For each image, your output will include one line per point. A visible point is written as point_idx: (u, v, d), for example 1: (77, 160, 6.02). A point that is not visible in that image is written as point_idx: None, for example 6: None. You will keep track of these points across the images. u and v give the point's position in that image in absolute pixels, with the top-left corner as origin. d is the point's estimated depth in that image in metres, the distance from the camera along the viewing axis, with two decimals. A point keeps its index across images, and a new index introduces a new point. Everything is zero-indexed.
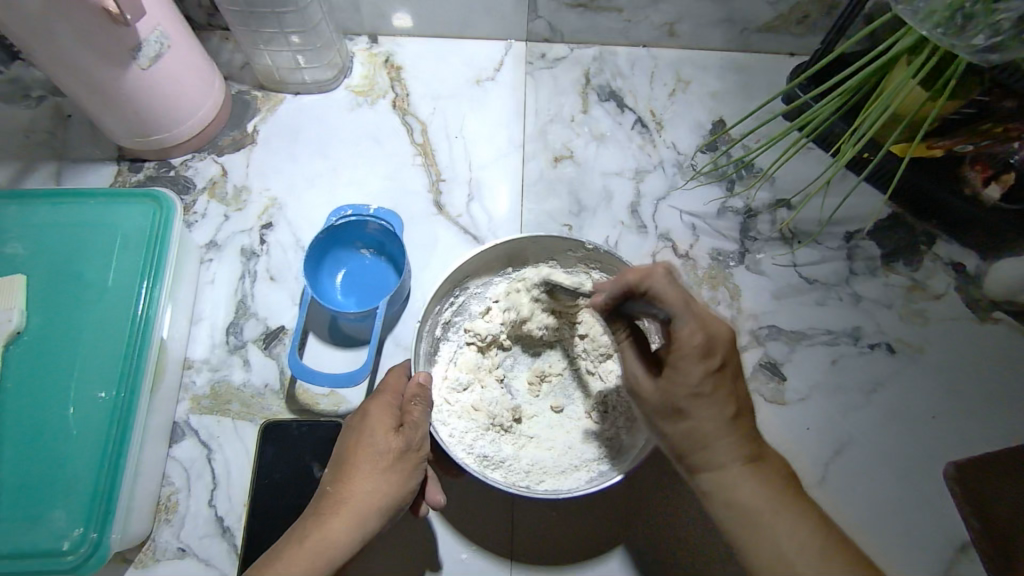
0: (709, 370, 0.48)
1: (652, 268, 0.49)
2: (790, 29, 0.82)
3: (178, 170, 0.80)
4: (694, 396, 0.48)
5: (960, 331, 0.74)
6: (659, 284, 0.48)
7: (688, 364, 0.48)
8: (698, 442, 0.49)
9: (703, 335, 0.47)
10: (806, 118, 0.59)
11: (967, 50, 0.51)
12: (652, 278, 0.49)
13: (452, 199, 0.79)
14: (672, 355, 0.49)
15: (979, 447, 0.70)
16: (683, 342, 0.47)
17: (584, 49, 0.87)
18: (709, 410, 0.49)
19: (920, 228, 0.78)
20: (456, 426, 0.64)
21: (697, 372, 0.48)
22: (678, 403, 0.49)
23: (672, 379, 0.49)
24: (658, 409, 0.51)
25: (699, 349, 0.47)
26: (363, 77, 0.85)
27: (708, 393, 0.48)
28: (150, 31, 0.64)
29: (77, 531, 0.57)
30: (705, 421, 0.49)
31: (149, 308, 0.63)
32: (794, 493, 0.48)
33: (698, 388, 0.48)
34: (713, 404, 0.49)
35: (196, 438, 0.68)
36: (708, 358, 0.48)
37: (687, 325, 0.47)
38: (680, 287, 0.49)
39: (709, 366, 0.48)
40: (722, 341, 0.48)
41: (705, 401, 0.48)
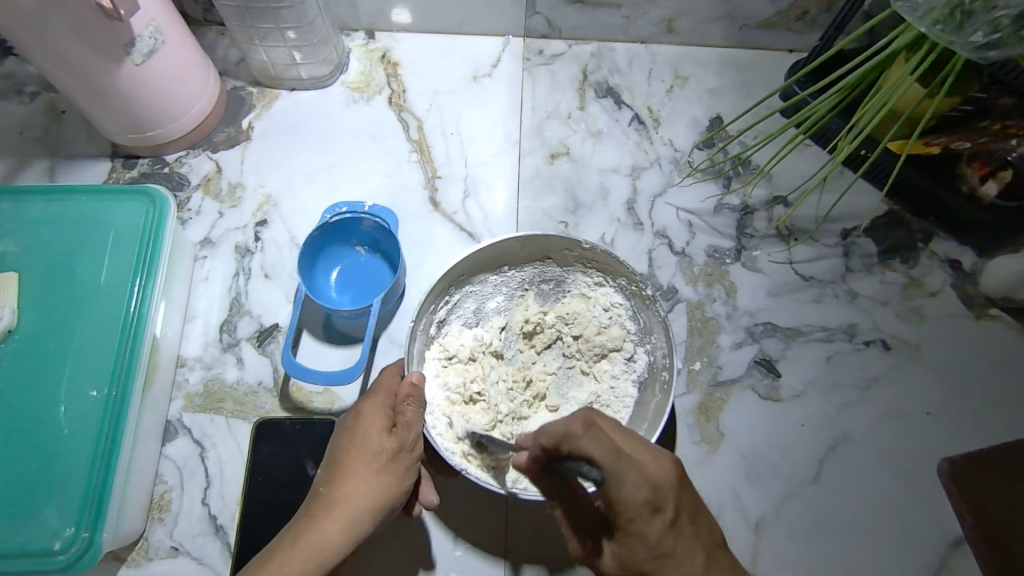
0: (665, 526, 0.43)
1: (569, 425, 0.46)
2: (790, 25, 0.82)
3: (173, 166, 0.79)
4: (659, 557, 0.43)
5: (957, 329, 0.74)
6: (583, 442, 0.45)
7: (642, 524, 0.43)
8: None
9: (648, 486, 0.43)
10: (804, 115, 0.58)
11: (966, 47, 0.50)
12: (572, 438, 0.46)
13: (448, 196, 0.79)
14: (620, 521, 0.44)
15: (975, 445, 0.70)
16: (629, 501, 0.42)
17: (581, 45, 0.87)
18: (681, 571, 0.43)
19: (918, 225, 0.77)
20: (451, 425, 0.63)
21: (655, 533, 0.43)
22: (642, 572, 0.44)
23: (630, 547, 0.44)
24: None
25: (646, 507, 0.42)
26: (360, 73, 0.85)
27: (675, 553, 0.43)
28: (144, 27, 0.64)
29: (69, 529, 0.57)
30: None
31: (142, 306, 0.63)
32: None
33: (659, 548, 0.43)
34: (691, 573, 0.43)
35: (190, 437, 0.68)
36: (656, 513, 0.43)
37: (631, 483, 0.42)
38: (606, 438, 0.45)
39: (666, 522, 0.43)
40: (667, 486, 0.43)
41: (676, 566, 0.43)
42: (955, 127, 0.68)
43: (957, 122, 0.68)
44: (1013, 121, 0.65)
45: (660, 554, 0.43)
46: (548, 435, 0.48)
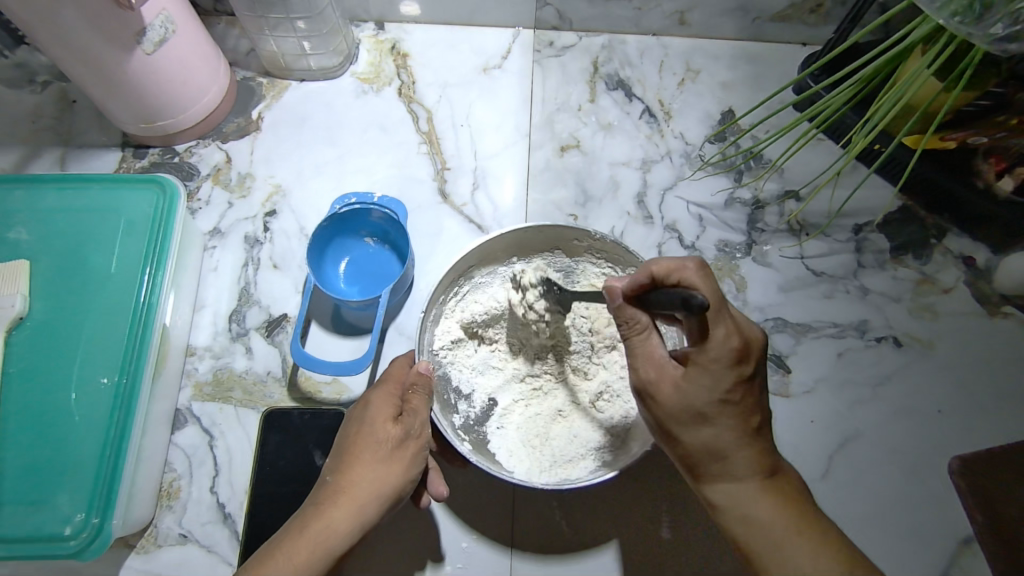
0: (740, 378, 0.49)
1: (683, 263, 0.51)
2: (804, 18, 0.81)
3: (183, 156, 0.79)
4: (721, 406, 0.49)
5: (970, 326, 0.73)
6: (690, 277, 0.50)
7: (722, 368, 0.48)
8: (715, 454, 0.50)
9: (738, 340, 0.48)
10: (818, 109, 0.57)
11: (985, 40, 0.49)
12: (683, 271, 0.50)
13: (457, 188, 0.79)
14: (701, 355, 0.49)
15: (987, 443, 0.69)
16: (717, 346, 0.48)
17: (592, 38, 0.86)
18: (731, 417, 0.50)
19: (931, 221, 0.77)
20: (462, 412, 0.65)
21: (728, 378, 0.49)
22: (701, 408, 0.50)
23: (695, 383, 0.49)
24: (677, 416, 0.50)
25: (734, 354, 0.48)
26: (370, 64, 0.85)
27: (735, 401, 0.49)
28: (155, 15, 0.64)
29: (79, 516, 0.57)
30: (727, 429, 0.50)
31: (152, 294, 0.63)
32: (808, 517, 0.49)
33: (726, 395, 0.49)
34: (716, 414, 0.49)
35: (199, 425, 0.68)
36: (717, 365, 0.48)
37: (721, 333, 0.48)
38: (713, 285, 0.50)
39: (741, 373, 0.49)
40: (754, 346, 0.49)
41: (725, 416, 0.50)
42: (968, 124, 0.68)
43: (973, 118, 0.67)
44: None
45: (709, 408, 0.49)
46: (660, 265, 0.51)
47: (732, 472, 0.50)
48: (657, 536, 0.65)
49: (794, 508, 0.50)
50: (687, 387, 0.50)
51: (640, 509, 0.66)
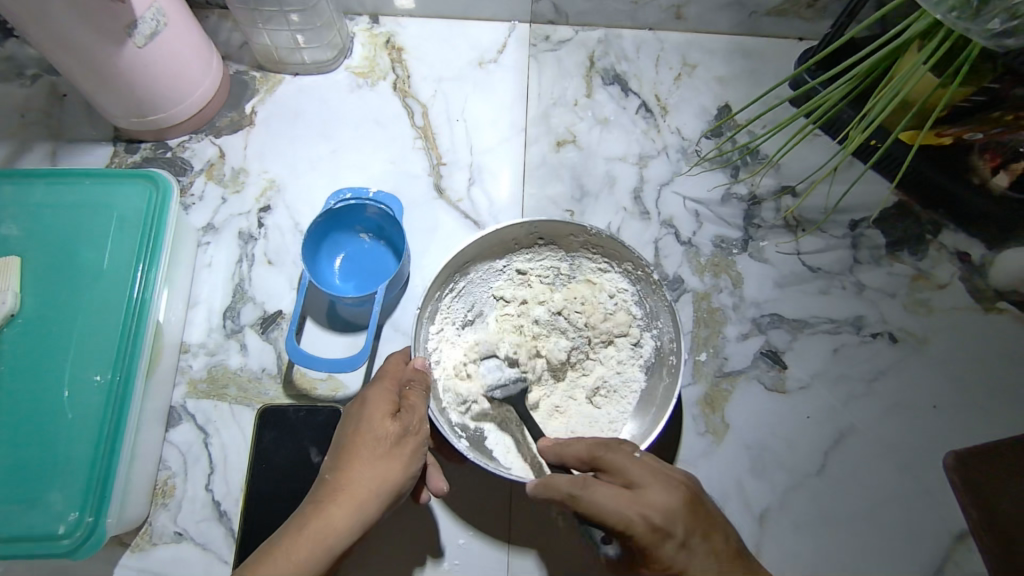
0: (685, 531, 0.48)
1: (585, 479, 0.50)
2: (801, 12, 0.80)
3: (175, 151, 0.79)
4: (688, 551, 0.48)
5: (965, 321, 0.74)
6: (599, 495, 0.49)
7: (657, 549, 0.47)
8: None
9: (660, 486, 0.49)
10: (815, 104, 0.57)
11: (983, 35, 0.49)
12: (586, 489, 0.50)
13: (452, 183, 0.78)
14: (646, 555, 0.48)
15: (981, 437, 0.70)
16: (637, 526, 0.47)
17: (588, 32, 0.86)
18: (702, 571, 0.48)
19: (927, 217, 0.77)
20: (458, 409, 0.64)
21: (671, 552, 0.48)
22: (676, 572, 0.48)
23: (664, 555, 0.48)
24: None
25: (654, 526, 0.47)
26: (364, 58, 0.84)
27: (692, 558, 0.48)
28: (146, 8, 0.63)
29: (73, 515, 0.57)
30: (709, 571, 0.48)
31: (146, 290, 0.63)
32: None
33: (676, 566, 0.48)
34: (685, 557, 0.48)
35: (193, 423, 0.68)
36: (663, 538, 0.47)
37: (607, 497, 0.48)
38: (617, 488, 0.49)
39: (677, 541, 0.47)
40: (664, 481, 0.50)
41: (695, 554, 0.48)
42: (969, 117, 0.68)
43: (968, 114, 0.68)
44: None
45: (679, 572, 0.48)
46: (563, 478, 0.51)
47: None
48: None
49: None
50: (658, 563, 0.48)
51: None
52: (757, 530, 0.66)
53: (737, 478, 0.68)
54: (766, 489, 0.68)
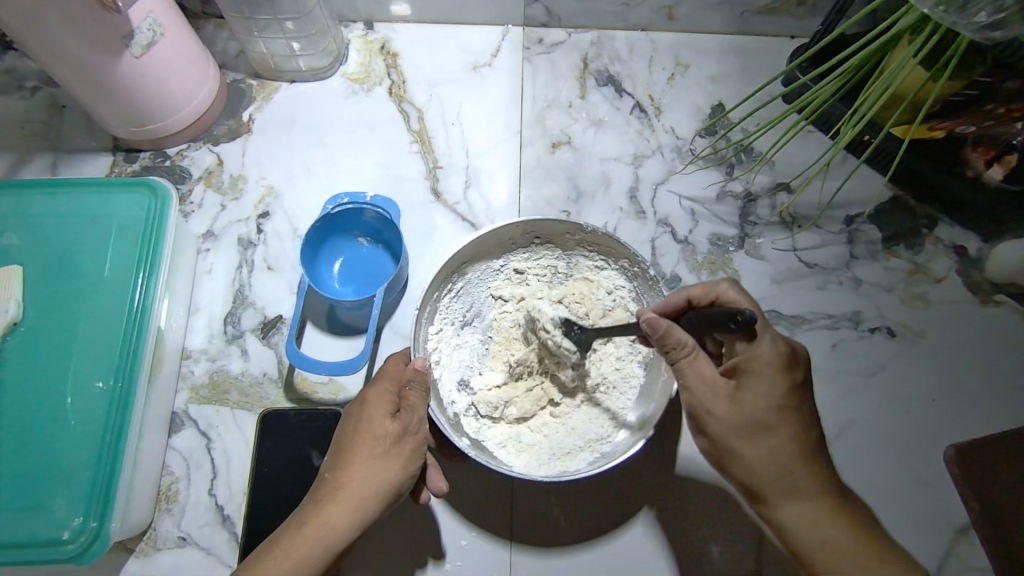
0: (794, 382, 0.51)
1: (716, 283, 0.58)
2: (792, 10, 0.81)
3: (174, 159, 0.79)
4: (778, 409, 0.51)
5: (962, 314, 0.74)
6: (729, 293, 0.57)
7: (776, 373, 0.51)
8: (781, 469, 0.50)
9: (785, 342, 0.52)
10: (806, 101, 0.58)
11: (970, 28, 0.50)
12: (719, 290, 0.57)
13: (449, 186, 0.79)
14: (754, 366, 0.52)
15: (980, 430, 0.70)
16: (766, 350, 0.51)
17: (581, 34, 0.86)
18: (790, 428, 0.51)
19: (921, 211, 0.77)
20: (459, 409, 0.64)
21: (780, 385, 0.51)
22: (757, 418, 0.51)
23: (754, 392, 0.51)
24: (735, 429, 0.51)
25: (782, 360, 0.51)
26: (359, 64, 0.85)
27: (789, 409, 0.51)
28: (143, 18, 0.64)
29: (77, 520, 0.57)
30: (788, 441, 0.50)
31: (146, 297, 0.63)
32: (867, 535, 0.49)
33: (782, 399, 0.51)
34: (768, 411, 0.51)
35: (195, 428, 0.68)
36: (791, 367, 0.52)
37: (771, 336, 0.52)
38: (748, 302, 0.56)
39: (792, 378, 0.51)
40: (800, 354, 0.53)
41: (784, 419, 0.51)
42: (958, 112, 0.68)
43: (960, 108, 0.68)
44: (1016, 104, 0.65)
45: (780, 407, 0.51)
46: (696, 288, 0.58)
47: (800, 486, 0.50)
48: (654, 529, 0.66)
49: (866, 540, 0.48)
50: (742, 404, 0.51)
51: (638, 502, 0.66)
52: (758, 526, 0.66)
53: None
54: None
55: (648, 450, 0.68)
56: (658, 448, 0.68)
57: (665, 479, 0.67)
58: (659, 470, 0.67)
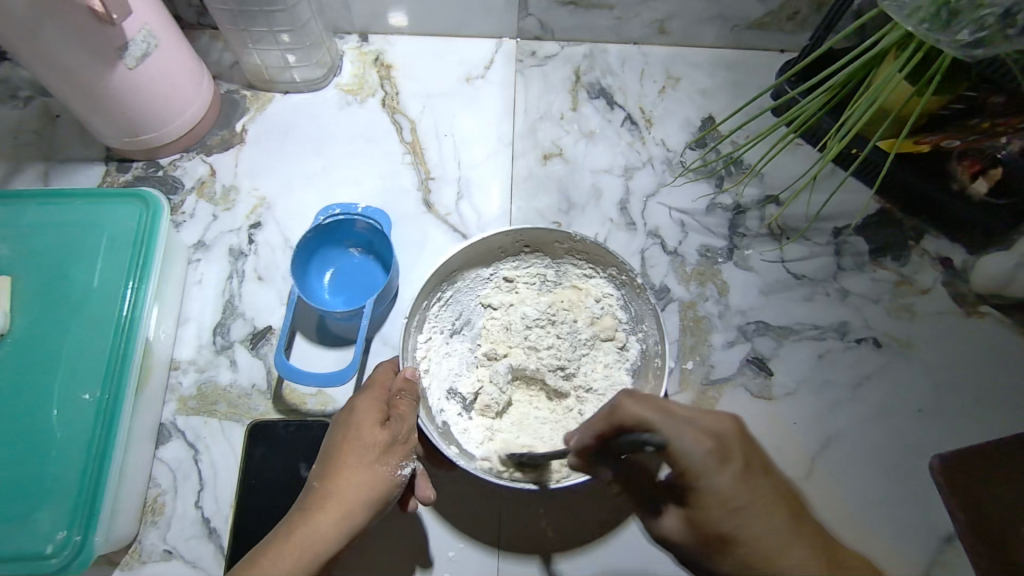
0: (737, 473, 0.44)
1: (617, 400, 0.49)
2: (781, 25, 0.82)
3: (167, 169, 0.80)
4: (734, 510, 0.44)
5: (949, 326, 0.74)
6: (630, 410, 0.47)
7: (712, 473, 0.44)
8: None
9: (709, 439, 0.44)
10: (794, 114, 0.58)
11: (953, 45, 0.50)
12: (620, 410, 0.48)
13: (441, 197, 0.79)
14: (685, 476, 0.45)
15: (966, 442, 0.70)
16: (692, 454, 0.44)
17: (574, 47, 0.87)
18: (758, 523, 0.43)
19: (909, 224, 0.78)
20: (449, 417, 0.65)
21: (724, 479, 0.44)
22: (721, 528, 0.44)
23: (705, 504, 0.44)
24: (703, 545, 0.46)
25: (712, 454, 0.44)
26: (353, 75, 0.85)
27: (747, 500, 0.43)
28: (137, 30, 0.64)
29: (61, 534, 0.57)
30: (766, 532, 0.43)
31: (135, 308, 0.63)
32: None
33: (732, 500, 0.44)
34: (728, 512, 0.44)
35: (183, 439, 0.68)
36: (722, 462, 0.44)
37: (689, 439, 0.44)
38: (648, 404, 0.47)
39: (733, 469, 0.44)
40: (729, 436, 0.45)
41: (746, 514, 0.43)
42: (945, 126, 0.69)
43: (948, 121, 0.68)
44: (1002, 119, 0.65)
45: (736, 507, 0.44)
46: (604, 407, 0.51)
47: None
48: (641, 540, 0.66)
49: None
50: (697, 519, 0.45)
51: (626, 514, 0.66)
52: None
53: None
54: None
55: None
56: None
57: None
58: None
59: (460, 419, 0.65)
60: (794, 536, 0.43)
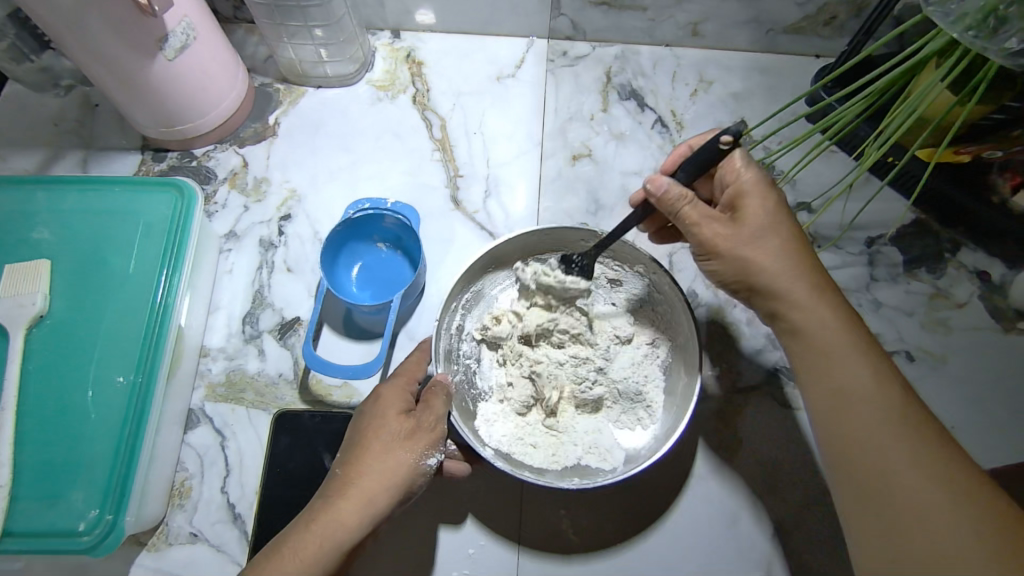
0: (778, 200, 0.55)
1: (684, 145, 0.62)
2: (817, 30, 0.81)
3: (200, 160, 0.81)
4: (768, 219, 0.54)
5: (984, 343, 0.73)
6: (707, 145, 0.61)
7: (755, 197, 0.54)
8: (776, 274, 0.53)
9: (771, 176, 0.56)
10: (832, 120, 0.58)
11: (999, 54, 0.49)
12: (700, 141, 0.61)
13: (469, 195, 0.80)
14: (737, 195, 0.55)
15: (1000, 461, 0.68)
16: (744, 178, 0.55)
17: (605, 48, 0.87)
18: (773, 237, 0.54)
19: (945, 236, 0.76)
20: (483, 415, 0.64)
21: (756, 202, 0.54)
22: (746, 235, 0.54)
23: (749, 219, 0.54)
24: (730, 241, 0.54)
25: (765, 179, 0.55)
26: (385, 72, 0.86)
27: (763, 223, 0.54)
28: (177, 23, 0.65)
29: (93, 512, 0.58)
30: (783, 272, 0.53)
31: (169, 295, 0.64)
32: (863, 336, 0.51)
33: (761, 221, 0.54)
34: (763, 226, 0.54)
35: (211, 426, 0.69)
36: (773, 187, 0.55)
37: (753, 170, 0.55)
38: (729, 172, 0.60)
39: (775, 200, 0.55)
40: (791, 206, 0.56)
41: (772, 228, 0.54)
42: (988, 135, 0.66)
43: (991, 130, 0.66)
44: None
45: (767, 215, 0.54)
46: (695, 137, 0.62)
47: (792, 289, 0.53)
48: (661, 545, 0.65)
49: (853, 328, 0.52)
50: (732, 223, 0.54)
51: (646, 519, 0.66)
52: (769, 548, 0.65)
53: (751, 491, 0.67)
54: (779, 507, 0.66)
55: (659, 466, 0.68)
56: (670, 464, 0.68)
57: (677, 496, 0.67)
58: (670, 489, 0.67)
59: (498, 414, 0.64)
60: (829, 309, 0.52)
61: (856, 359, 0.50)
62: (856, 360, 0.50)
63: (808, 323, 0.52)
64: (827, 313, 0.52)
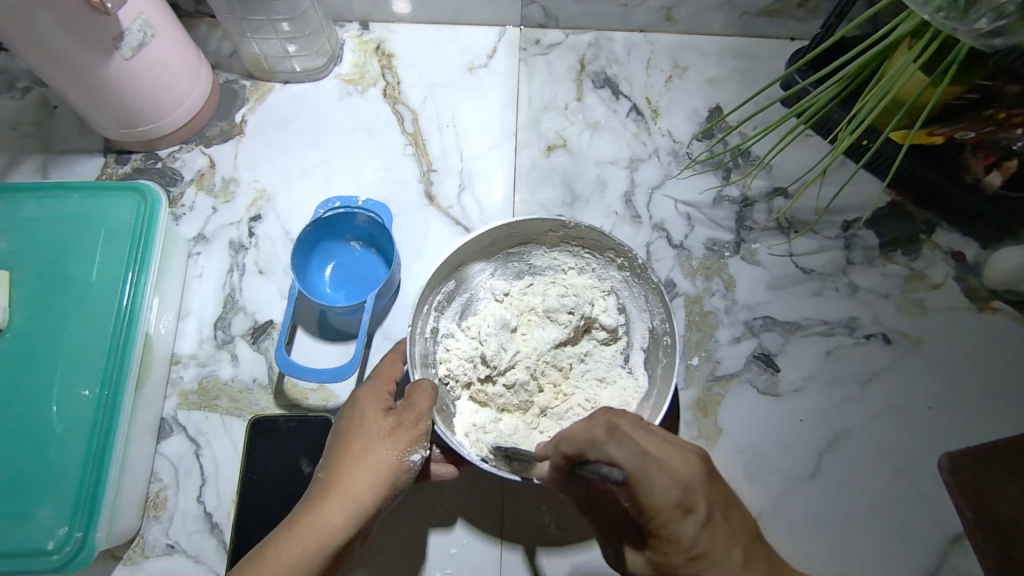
0: (699, 522, 0.43)
1: (594, 433, 0.45)
2: (792, 12, 0.80)
3: (166, 161, 0.79)
4: (693, 558, 0.43)
5: (960, 322, 0.73)
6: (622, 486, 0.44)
7: (675, 526, 0.43)
8: (684, 570, 0.44)
9: (677, 488, 0.43)
10: (804, 105, 0.55)
11: (970, 34, 0.48)
12: (597, 445, 0.45)
13: (443, 190, 0.78)
14: (651, 525, 0.44)
15: (976, 440, 0.69)
16: (660, 501, 0.43)
17: (579, 35, 0.85)
18: (718, 562, 0.43)
19: (921, 218, 0.76)
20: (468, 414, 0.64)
21: (686, 531, 0.43)
22: (679, 568, 0.44)
23: (666, 542, 0.44)
24: (660, 575, 0.46)
25: (677, 507, 0.43)
26: (354, 65, 0.84)
27: (707, 552, 0.43)
28: (132, 20, 0.63)
29: (62, 530, 0.57)
30: (725, 574, 0.43)
31: (134, 301, 0.63)
32: (713, 536, 0.44)
33: (695, 549, 0.43)
34: (694, 552, 0.43)
35: (185, 434, 0.68)
36: (692, 509, 0.43)
37: (658, 490, 0.43)
38: (677, 482, 0.44)
39: (697, 519, 0.43)
40: (699, 477, 0.45)
41: (714, 550, 0.43)
42: (959, 116, 0.67)
43: (962, 112, 0.67)
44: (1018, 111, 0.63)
45: (695, 553, 0.43)
46: (570, 443, 0.47)
47: (670, 554, 0.44)
48: None
49: (721, 538, 0.44)
50: (666, 553, 0.44)
51: None
52: None
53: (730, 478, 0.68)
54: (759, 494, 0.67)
55: None
56: None
57: None
58: None
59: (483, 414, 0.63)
60: (741, 563, 0.44)
61: (716, 569, 0.43)
62: (722, 569, 0.43)
63: (680, 569, 0.44)
64: (683, 539, 0.43)
